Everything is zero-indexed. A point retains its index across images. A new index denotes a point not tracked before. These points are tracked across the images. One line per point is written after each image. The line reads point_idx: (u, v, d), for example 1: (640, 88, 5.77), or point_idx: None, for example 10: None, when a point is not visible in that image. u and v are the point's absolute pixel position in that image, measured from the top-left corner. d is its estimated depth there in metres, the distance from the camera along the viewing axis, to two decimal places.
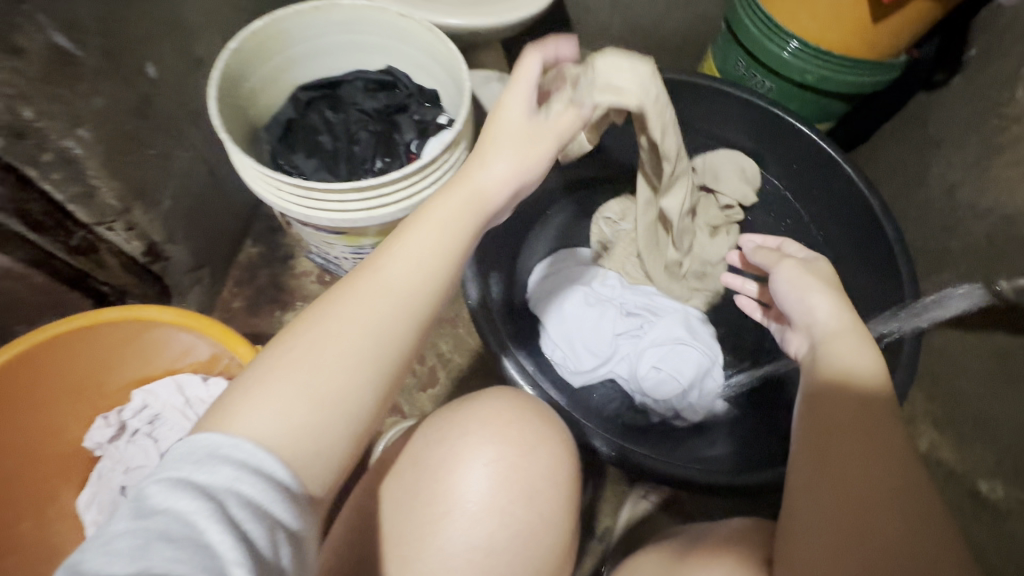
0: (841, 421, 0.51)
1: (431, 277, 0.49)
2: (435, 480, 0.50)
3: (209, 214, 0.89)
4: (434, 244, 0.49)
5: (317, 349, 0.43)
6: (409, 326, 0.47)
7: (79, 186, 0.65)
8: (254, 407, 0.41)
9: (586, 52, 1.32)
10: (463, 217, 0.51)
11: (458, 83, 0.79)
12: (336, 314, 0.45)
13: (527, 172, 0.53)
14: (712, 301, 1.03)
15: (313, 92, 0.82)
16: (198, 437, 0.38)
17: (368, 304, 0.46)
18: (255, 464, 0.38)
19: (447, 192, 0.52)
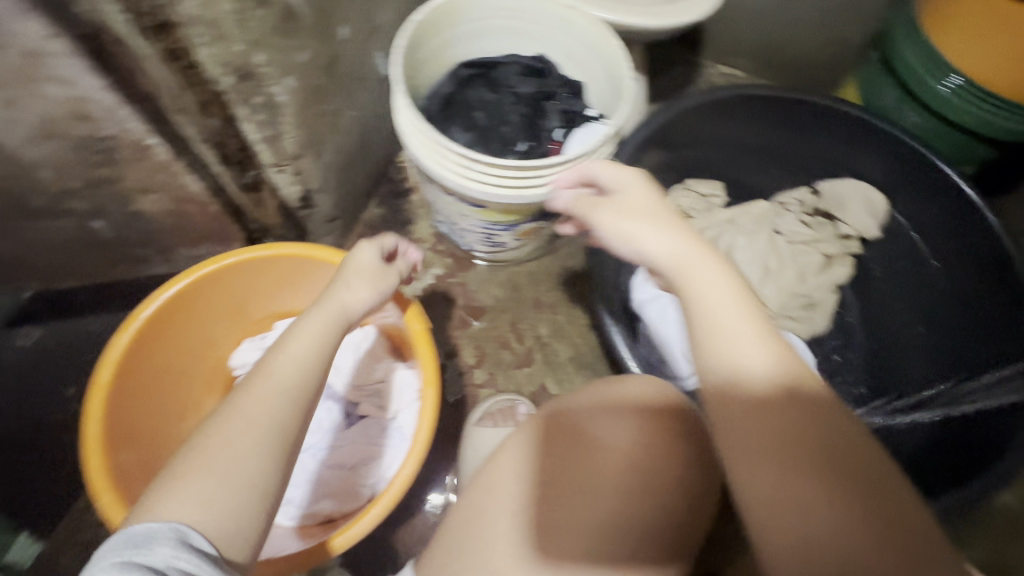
0: (760, 431, 0.44)
1: (317, 366, 0.56)
2: (590, 449, 0.56)
3: (352, 171, 0.95)
4: (317, 344, 0.57)
5: (218, 448, 0.47)
6: (302, 413, 0.53)
7: (272, 129, 0.71)
8: (178, 501, 0.44)
9: (713, 63, 1.31)
10: (335, 327, 0.60)
11: (615, 79, 0.81)
12: (231, 417, 0.50)
13: (383, 286, 0.66)
14: (817, 330, 1.02)
15: (473, 71, 0.86)
16: (133, 527, 0.42)
17: (265, 399, 0.51)
18: (182, 537, 0.42)
19: (315, 310, 0.60)
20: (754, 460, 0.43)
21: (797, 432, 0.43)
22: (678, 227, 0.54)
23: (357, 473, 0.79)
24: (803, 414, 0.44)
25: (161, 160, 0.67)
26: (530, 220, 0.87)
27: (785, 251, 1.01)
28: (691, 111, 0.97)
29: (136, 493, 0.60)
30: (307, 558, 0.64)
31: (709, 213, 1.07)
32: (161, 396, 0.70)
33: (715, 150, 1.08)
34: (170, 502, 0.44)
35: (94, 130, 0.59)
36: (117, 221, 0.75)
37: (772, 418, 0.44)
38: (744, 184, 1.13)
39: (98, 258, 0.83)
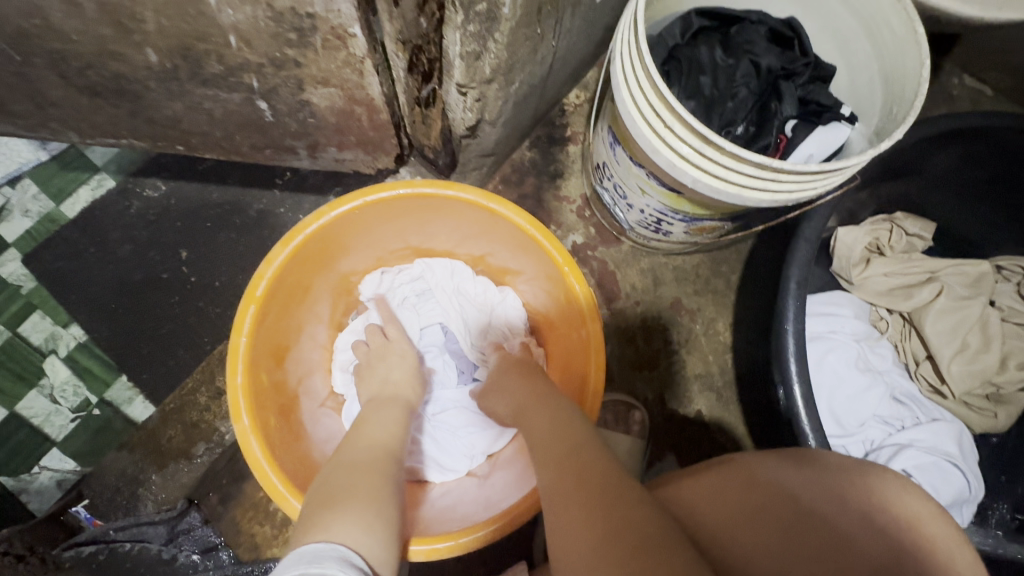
0: (557, 462, 0.51)
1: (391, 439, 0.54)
2: (770, 504, 0.49)
3: (523, 108, 0.83)
4: (395, 429, 0.56)
5: (345, 496, 0.44)
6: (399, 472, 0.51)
7: (477, 45, 0.60)
8: (339, 525, 0.40)
9: (959, 75, 1.06)
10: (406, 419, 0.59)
11: (891, 79, 0.64)
12: (355, 474, 0.47)
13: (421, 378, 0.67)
14: (989, 430, 0.86)
15: (707, 22, 0.71)
16: (304, 548, 0.37)
17: (381, 462, 0.50)
18: (345, 556, 0.37)
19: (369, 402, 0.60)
20: (561, 479, 0.49)
21: (592, 514, 0.44)
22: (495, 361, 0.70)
23: (460, 439, 0.73)
24: (592, 472, 0.48)
25: (355, 54, 0.58)
26: (719, 219, 0.74)
27: (994, 330, 0.84)
28: (941, 134, 0.78)
29: (269, 421, 0.56)
30: (432, 553, 0.55)
31: (907, 257, 0.89)
32: (299, 316, 0.65)
33: (946, 186, 0.88)
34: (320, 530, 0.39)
35: (300, 4, 0.51)
36: (284, 107, 0.68)
37: (580, 498, 0.46)
38: (961, 234, 0.93)
39: (251, 139, 0.77)
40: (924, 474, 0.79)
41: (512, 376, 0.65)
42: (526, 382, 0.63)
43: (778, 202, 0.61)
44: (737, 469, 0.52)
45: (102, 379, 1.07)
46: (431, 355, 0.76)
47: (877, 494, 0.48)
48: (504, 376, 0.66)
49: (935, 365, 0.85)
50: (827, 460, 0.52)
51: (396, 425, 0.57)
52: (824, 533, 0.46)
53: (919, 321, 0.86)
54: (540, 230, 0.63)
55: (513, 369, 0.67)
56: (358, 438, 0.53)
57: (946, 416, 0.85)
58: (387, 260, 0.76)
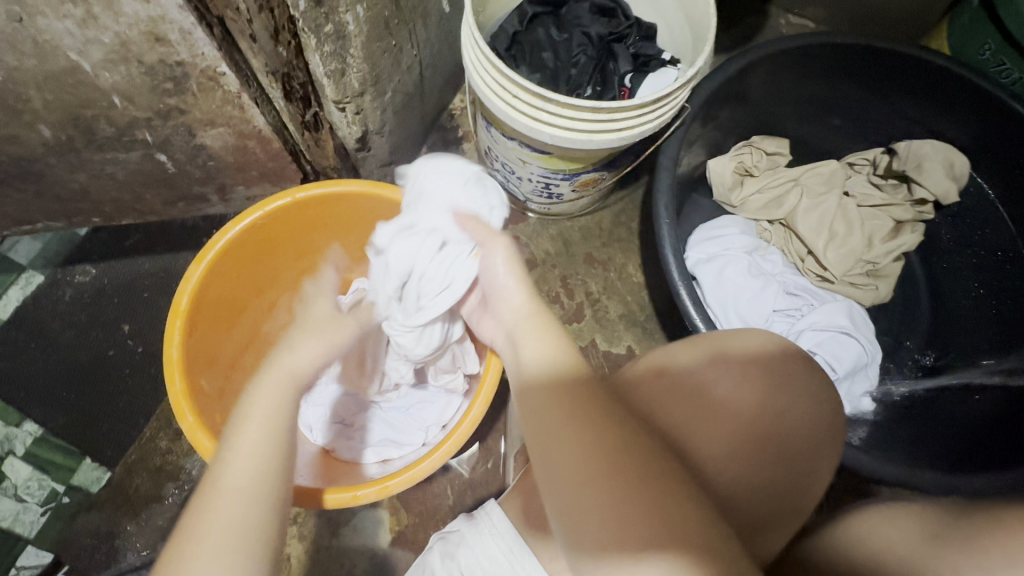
0: (559, 419, 0.46)
1: (271, 441, 0.48)
2: (682, 385, 0.57)
3: (410, 115, 0.93)
4: (264, 419, 0.49)
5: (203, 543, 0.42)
6: (275, 482, 0.47)
7: (338, 63, 0.69)
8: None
9: (782, 16, 1.22)
10: (284, 398, 0.51)
11: (695, 23, 0.76)
12: (217, 491, 0.44)
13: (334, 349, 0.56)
14: (877, 302, 0.99)
15: (538, 7, 0.81)
16: None
17: (252, 481, 0.46)
18: None
19: (259, 388, 0.52)
20: (557, 450, 0.44)
21: (598, 469, 0.43)
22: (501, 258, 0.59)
23: (414, 415, 0.79)
24: (603, 442, 0.44)
25: (230, 91, 0.64)
26: (593, 170, 0.84)
27: (854, 215, 0.97)
28: (765, 61, 0.90)
29: (212, 414, 0.65)
30: (382, 490, 0.61)
31: (772, 172, 1.02)
32: (230, 329, 0.73)
33: (788, 107, 1.01)
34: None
35: (167, 55, 0.58)
36: (182, 154, 0.75)
37: (610, 474, 0.42)
38: (812, 145, 1.07)
39: (160, 194, 0.83)
40: (824, 349, 0.90)
41: (538, 325, 0.55)
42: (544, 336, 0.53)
43: (625, 140, 0.72)
44: (642, 369, 0.59)
45: (66, 466, 0.99)
46: (433, 292, 0.61)
47: (751, 353, 0.59)
48: (529, 334, 0.54)
49: (815, 257, 0.97)
50: (723, 349, 0.59)
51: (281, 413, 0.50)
52: (721, 401, 0.55)
53: (793, 223, 0.98)
54: None
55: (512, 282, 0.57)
56: (234, 463, 0.46)
57: (835, 295, 0.96)
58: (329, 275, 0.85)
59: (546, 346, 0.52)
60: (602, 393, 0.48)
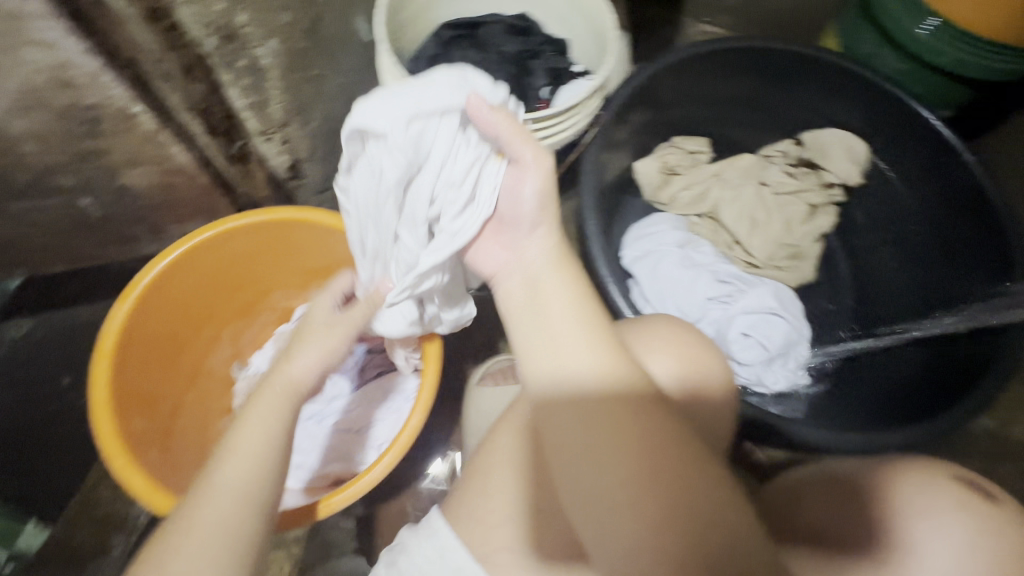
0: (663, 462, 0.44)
1: (267, 449, 0.53)
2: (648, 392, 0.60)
3: (343, 141, 0.95)
4: (261, 429, 0.54)
5: (190, 541, 0.47)
6: (265, 483, 0.52)
7: (258, 95, 0.71)
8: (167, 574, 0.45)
9: (694, 26, 1.31)
10: (282, 406, 0.56)
11: (600, 36, 0.81)
12: (211, 495, 0.50)
13: (332, 360, 0.61)
14: (804, 282, 1.05)
15: (454, 31, 0.85)
16: None
17: (241, 486, 0.51)
18: None
19: (259, 396, 0.57)
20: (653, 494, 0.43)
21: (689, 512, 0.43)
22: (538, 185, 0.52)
23: (364, 435, 0.80)
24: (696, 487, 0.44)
25: (148, 129, 0.65)
26: None
27: (772, 203, 1.04)
28: (675, 68, 0.96)
29: (145, 453, 0.65)
30: (327, 506, 0.62)
31: (695, 169, 1.08)
32: (166, 368, 0.73)
33: (704, 108, 1.07)
34: None
35: (77, 98, 0.58)
36: (107, 197, 0.75)
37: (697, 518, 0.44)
38: (730, 142, 1.14)
39: (89, 238, 0.82)
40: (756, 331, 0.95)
41: (568, 285, 0.51)
42: (584, 327, 0.49)
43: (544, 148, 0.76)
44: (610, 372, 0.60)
45: None
46: (456, 209, 0.54)
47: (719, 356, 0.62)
48: (560, 307, 0.50)
49: (741, 244, 1.03)
50: (667, 333, 0.60)
51: (275, 423, 0.55)
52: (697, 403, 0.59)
53: (718, 214, 1.04)
54: None
55: (540, 218, 0.53)
56: (226, 470, 0.51)
57: (765, 279, 1.02)
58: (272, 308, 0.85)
59: (599, 353, 0.48)
60: (667, 419, 0.46)
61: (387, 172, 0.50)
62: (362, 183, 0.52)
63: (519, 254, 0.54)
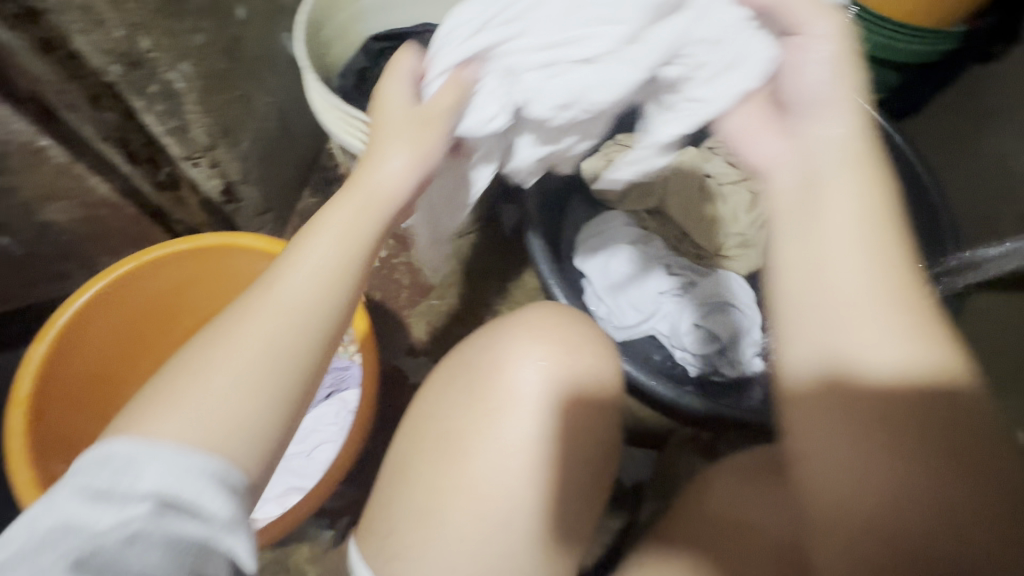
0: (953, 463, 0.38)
1: (337, 278, 0.44)
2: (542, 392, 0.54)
3: (280, 159, 0.93)
4: (336, 252, 0.45)
5: (225, 357, 0.40)
6: (321, 324, 0.43)
7: (176, 120, 0.69)
8: (164, 416, 0.37)
9: None
10: (359, 219, 0.46)
11: None
12: (250, 318, 0.41)
13: (427, 163, 0.50)
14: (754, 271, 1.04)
15: (383, 43, 0.84)
16: (105, 448, 0.36)
17: (294, 313, 0.42)
18: (161, 455, 0.36)
19: (344, 195, 0.48)
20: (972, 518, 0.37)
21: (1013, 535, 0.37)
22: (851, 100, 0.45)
23: (315, 459, 0.78)
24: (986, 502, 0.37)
25: (59, 160, 0.63)
26: None
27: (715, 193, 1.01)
28: None
29: None
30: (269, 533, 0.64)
31: None
32: (98, 408, 0.71)
33: None
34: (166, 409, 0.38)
35: None
36: (27, 234, 0.72)
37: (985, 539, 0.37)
38: None
39: (15, 277, 0.79)
40: (708, 322, 0.96)
41: (859, 185, 0.43)
42: (875, 275, 0.41)
43: None
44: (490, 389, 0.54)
45: None
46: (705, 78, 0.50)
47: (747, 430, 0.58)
48: (845, 222, 0.42)
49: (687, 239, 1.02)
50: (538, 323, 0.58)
51: (345, 248, 0.45)
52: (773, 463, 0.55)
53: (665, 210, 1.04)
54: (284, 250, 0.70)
55: (839, 101, 0.45)
56: (287, 288, 0.43)
57: (715, 271, 1.02)
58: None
59: (930, 347, 0.40)
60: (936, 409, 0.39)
61: (596, 15, 0.48)
62: (558, 4, 0.49)
63: (803, 147, 0.46)
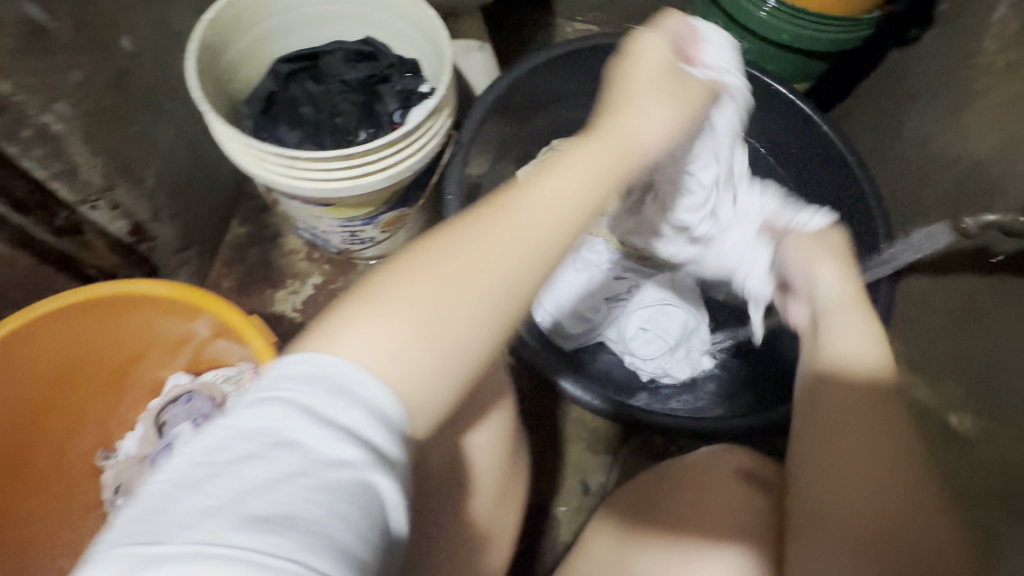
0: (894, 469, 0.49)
1: (571, 219, 0.43)
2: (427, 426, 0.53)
3: (195, 191, 0.88)
4: (575, 182, 0.44)
5: (440, 272, 0.39)
6: (553, 258, 0.42)
7: (62, 163, 0.64)
8: (360, 322, 0.37)
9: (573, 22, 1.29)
10: (626, 168, 0.47)
11: (439, 50, 0.77)
12: (461, 251, 0.40)
13: (676, 128, 0.51)
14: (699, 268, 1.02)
15: (292, 64, 0.81)
16: (310, 359, 0.35)
17: (519, 238, 0.41)
18: (343, 386, 0.34)
19: (595, 140, 0.46)
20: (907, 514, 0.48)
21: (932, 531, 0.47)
22: (841, 258, 0.66)
23: None
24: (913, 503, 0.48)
25: None
26: (391, 208, 0.85)
27: None
28: (535, 72, 0.94)
29: None
30: None
31: None
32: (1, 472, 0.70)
33: (575, 107, 1.06)
34: (355, 327, 0.37)
35: None
36: None
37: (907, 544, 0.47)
38: None
39: None
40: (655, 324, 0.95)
41: (857, 320, 0.59)
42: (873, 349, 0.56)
43: (394, 177, 0.73)
44: None
45: None
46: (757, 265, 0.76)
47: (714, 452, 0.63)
48: (854, 339, 0.57)
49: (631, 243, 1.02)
50: None
51: (574, 180, 0.44)
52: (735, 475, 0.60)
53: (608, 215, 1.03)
54: (182, 293, 0.67)
55: (846, 263, 0.65)
56: (526, 208, 0.42)
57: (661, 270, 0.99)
58: (144, 381, 0.81)
59: (876, 355, 0.55)
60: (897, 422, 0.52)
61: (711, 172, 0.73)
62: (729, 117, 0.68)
63: (810, 286, 0.66)
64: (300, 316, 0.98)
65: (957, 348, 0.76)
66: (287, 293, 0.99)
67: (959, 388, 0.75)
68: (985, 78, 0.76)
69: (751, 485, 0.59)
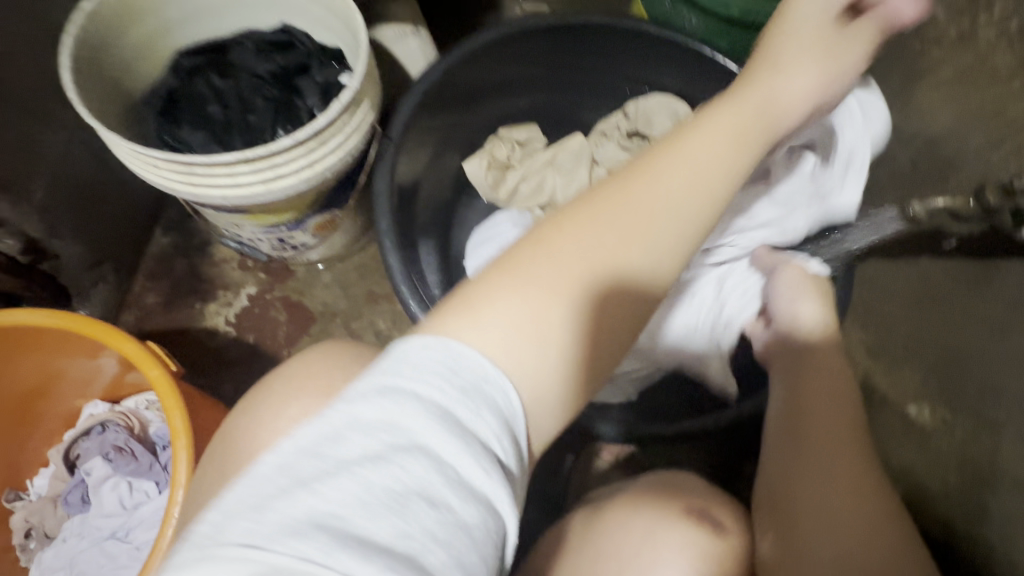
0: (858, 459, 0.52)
1: (707, 195, 0.44)
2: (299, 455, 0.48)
3: (104, 202, 0.81)
4: (713, 152, 0.45)
5: (578, 248, 0.40)
6: (691, 229, 0.43)
7: None
8: (501, 300, 0.38)
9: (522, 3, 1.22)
10: (744, 134, 0.48)
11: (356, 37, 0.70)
12: (600, 223, 0.41)
13: (825, 87, 0.55)
14: None
15: (197, 58, 0.74)
16: (422, 358, 0.35)
17: (645, 216, 0.41)
18: (476, 380, 0.35)
19: (741, 101, 0.50)
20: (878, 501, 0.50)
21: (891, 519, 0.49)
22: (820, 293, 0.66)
23: None
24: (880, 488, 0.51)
25: None
26: (319, 212, 0.79)
27: None
28: (472, 58, 0.88)
29: None
30: None
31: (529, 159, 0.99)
32: None
33: (521, 93, 1.00)
34: (489, 309, 0.38)
35: None
36: None
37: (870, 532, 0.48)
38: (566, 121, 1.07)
39: None
40: None
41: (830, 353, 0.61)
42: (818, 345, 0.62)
43: (310, 180, 0.66)
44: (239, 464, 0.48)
45: None
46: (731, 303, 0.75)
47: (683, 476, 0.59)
48: (824, 366, 0.60)
49: None
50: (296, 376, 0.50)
51: (710, 148, 0.45)
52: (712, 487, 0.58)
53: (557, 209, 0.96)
54: (70, 323, 0.61)
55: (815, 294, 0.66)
56: (667, 186, 0.43)
57: None
58: (54, 415, 0.75)
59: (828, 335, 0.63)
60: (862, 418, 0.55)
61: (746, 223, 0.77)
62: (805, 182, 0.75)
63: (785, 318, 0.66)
64: (233, 330, 0.91)
65: (922, 332, 0.74)
66: (219, 305, 0.92)
67: (916, 372, 0.74)
68: (937, 50, 0.74)
69: (701, 526, 0.53)
